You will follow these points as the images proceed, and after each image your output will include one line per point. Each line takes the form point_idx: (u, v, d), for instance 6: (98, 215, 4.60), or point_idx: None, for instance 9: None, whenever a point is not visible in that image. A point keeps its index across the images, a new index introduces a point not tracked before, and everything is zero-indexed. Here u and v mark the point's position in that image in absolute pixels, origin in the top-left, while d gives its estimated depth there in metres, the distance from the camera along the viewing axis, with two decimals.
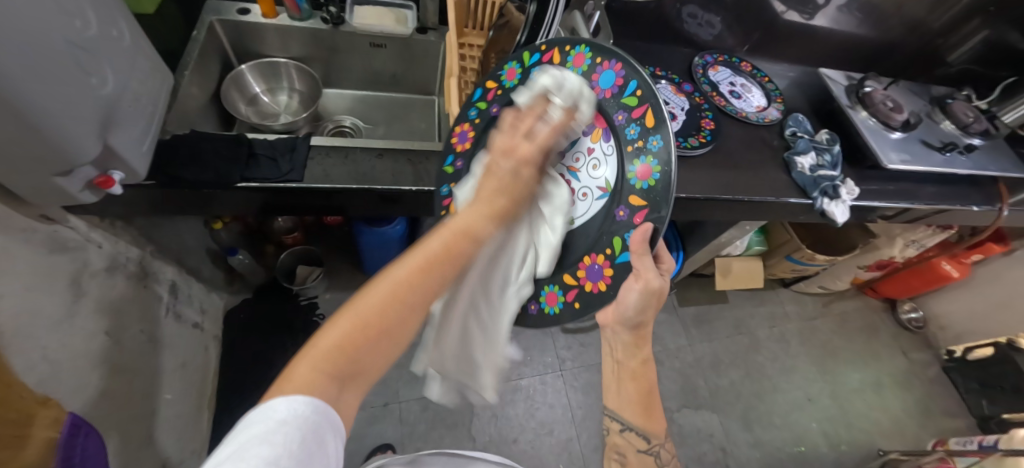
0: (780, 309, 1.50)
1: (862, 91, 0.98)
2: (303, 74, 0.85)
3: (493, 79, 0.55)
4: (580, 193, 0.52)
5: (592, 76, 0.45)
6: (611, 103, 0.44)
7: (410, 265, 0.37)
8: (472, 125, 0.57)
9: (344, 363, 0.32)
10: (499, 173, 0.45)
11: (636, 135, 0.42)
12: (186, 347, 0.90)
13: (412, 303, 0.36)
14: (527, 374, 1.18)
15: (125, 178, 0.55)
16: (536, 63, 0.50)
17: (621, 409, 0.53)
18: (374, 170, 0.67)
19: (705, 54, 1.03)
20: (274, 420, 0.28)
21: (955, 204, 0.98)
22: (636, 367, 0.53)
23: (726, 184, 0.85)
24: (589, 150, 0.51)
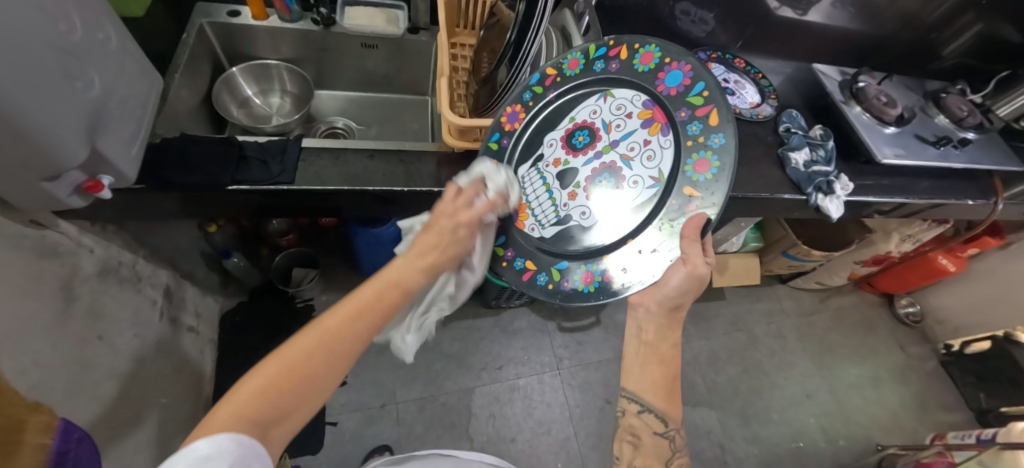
0: (777, 305, 1.50)
1: (856, 87, 0.98)
2: (294, 75, 0.85)
3: (555, 65, 0.58)
4: (629, 180, 0.54)
5: (659, 73, 0.52)
6: (674, 100, 0.50)
7: (337, 316, 0.39)
8: (527, 108, 0.60)
9: (265, 412, 0.34)
10: (433, 232, 0.47)
11: (695, 132, 0.48)
12: (181, 351, 0.90)
13: (340, 353, 0.38)
14: (525, 374, 1.18)
15: (114, 182, 0.55)
16: (602, 56, 0.56)
17: (641, 390, 0.51)
18: (366, 172, 0.67)
19: (698, 51, 1.02)
20: (197, 458, 0.29)
21: (950, 198, 0.98)
22: (665, 350, 0.51)
23: None
24: (644, 141, 0.53)
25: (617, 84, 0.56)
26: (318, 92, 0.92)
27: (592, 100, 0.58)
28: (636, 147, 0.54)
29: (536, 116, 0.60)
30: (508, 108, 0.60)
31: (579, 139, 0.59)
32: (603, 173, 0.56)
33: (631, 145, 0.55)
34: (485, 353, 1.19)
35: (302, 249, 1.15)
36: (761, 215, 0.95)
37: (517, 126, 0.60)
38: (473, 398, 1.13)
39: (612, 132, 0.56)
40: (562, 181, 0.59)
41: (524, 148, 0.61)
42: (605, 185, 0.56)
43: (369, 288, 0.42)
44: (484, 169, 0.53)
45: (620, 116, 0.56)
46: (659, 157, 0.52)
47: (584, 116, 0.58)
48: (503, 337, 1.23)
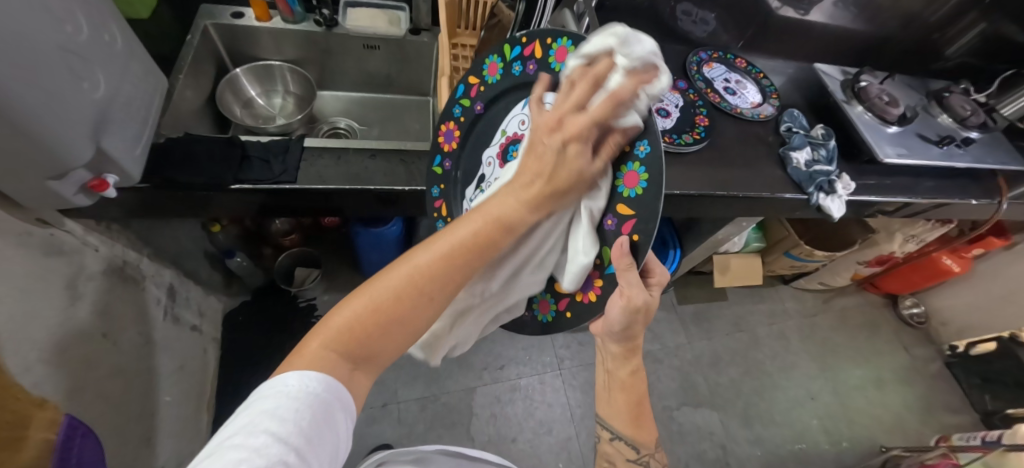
0: (780, 306, 1.49)
1: (857, 86, 0.98)
2: (297, 76, 0.86)
3: (475, 73, 0.51)
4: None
5: None
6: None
7: (431, 254, 0.38)
8: (458, 125, 0.54)
9: (356, 348, 0.35)
10: (541, 150, 0.37)
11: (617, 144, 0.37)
12: (184, 350, 0.90)
13: (429, 293, 0.37)
14: (526, 374, 1.18)
15: (118, 181, 0.55)
16: (519, 58, 0.46)
17: (612, 420, 0.57)
18: (367, 171, 0.67)
19: (700, 51, 1.03)
20: (287, 391, 0.30)
21: (953, 198, 0.98)
22: (626, 378, 0.55)
23: (721, 181, 0.84)
24: None
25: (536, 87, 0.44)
26: (321, 92, 0.93)
27: (518, 108, 0.46)
28: None
29: (466, 130, 0.54)
30: (443, 127, 0.56)
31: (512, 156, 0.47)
32: None
33: None
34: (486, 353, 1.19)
35: (306, 250, 1.14)
36: (763, 215, 0.95)
37: (455, 147, 0.55)
38: (474, 398, 1.13)
39: None
40: None
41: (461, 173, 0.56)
42: None
43: (465, 228, 0.39)
44: (607, 41, 0.33)
45: None
46: None
47: (513, 128, 0.47)
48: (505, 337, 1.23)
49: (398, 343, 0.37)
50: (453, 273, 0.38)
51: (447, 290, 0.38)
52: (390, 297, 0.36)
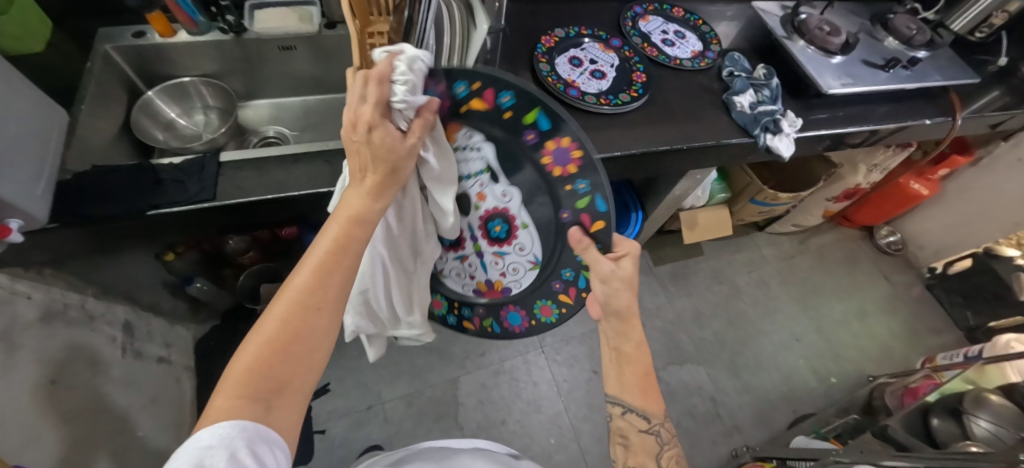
0: (758, 253, 1.48)
1: (797, 20, 0.95)
2: (215, 90, 0.83)
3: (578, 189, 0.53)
4: (491, 256, 0.70)
5: (569, 283, 0.63)
6: (551, 283, 0.65)
7: (302, 274, 0.39)
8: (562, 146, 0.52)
9: (259, 385, 0.35)
10: (357, 151, 0.44)
11: (584, 281, 0.61)
12: (152, 383, 0.89)
13: (316, 304, 0.39)
14: (510, 356, 1.18)
15: (24, 224, 0.53)
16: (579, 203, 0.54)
17: (621, 395, 0.59)
18: (289, 178, 0.65)
19: (634, 6, 1.00)
20: (200, 447, 0.32)
21: (906, 120, 0.96)
22: (631, 351, 0.57)
23: (665, 136, 0.82)
24: (518, 259, 0.68)
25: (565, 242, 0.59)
26: (248, 103, 0.90)
27: (545, 222, 0.61)
28: (514, 252, 0.68)
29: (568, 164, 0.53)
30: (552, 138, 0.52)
31: (498, 227, 0.67)
32: (494, 220, 0.67)
33: (513, 249, 0.68)
34: (465, 342, 1.19)
35: (267, 265, 1.11)
36: (715, 166, 0.93)
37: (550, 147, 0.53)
38: (459, 387, 1.13)
39: (516, 240, 0.67)
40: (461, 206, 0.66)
41: (516, 146, 0.55)
42: (497, 230, 0.67)
43: (328, 235, 0.42)
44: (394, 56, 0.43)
45: (522, 247, 0.67)
46: (509, 270, 0.70)
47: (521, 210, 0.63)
48: None
49: (309, 362, 0.38)
50: (333, 281, 0.40)
51: (337, 296, 0.40)
52: (277, 328, 0.37)
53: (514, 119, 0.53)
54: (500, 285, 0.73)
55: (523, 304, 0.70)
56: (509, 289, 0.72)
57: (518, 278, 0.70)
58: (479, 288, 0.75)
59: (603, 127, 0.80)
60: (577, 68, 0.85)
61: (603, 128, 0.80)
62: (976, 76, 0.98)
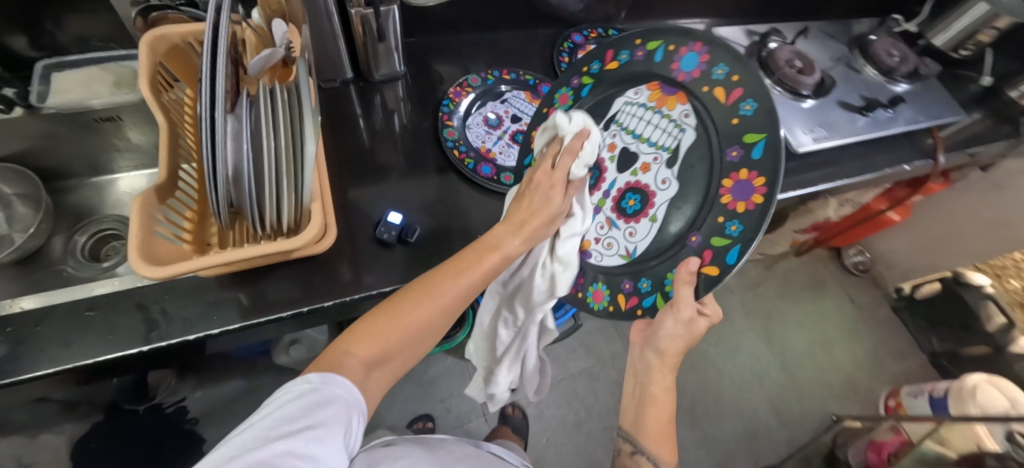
0: (722, 283, 1.38)
1: (764, 53, 0.81)
2: (8, 173, 0.62)
3: (722, 212, 0.40)
4: (601, 232, 0.55)
5: (635, 297, 0.49)
6: (626, 272, 0.50)
7: (444, 275, 0.44)
8: (748, 173, 0.38)
9: (373, 353, 0.40)
10: (521, 204, 0.48)
11: (649, 304, 0.47)
12: None
13: (438, 298, 0.43)
14: (448, 428, 1.06)
15: None
16: (723, 227, 0.40)
17: (642, 437, 0.52)
18: (86, 335, 0.48)
19: (573, 33, 0.83)
20: (308, 386, 0.36)
21: (883, 167, 0.84)
22: (658, 395, 0.52)
23: None
24: (621, 233, 0.53)
25: (682, 254, 0.44)
26: (104, 178, 0.72)
27: (682, 221, 0.46)
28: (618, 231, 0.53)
29: (717, 207, 0.41)
30: (744, 173, 0.38)
31: (630, 204, 0.52)
32: (628, 193, 0.53)
33: (629, 227, 0.52)
34: (398, 414, 1.06)
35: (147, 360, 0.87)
36: None
37: (738, 177, 0.39)
38: None
39: (639, 224, 0.51)
40: (621, 166, 0.54)
41: (703, 141, 0.44)
42: (632, 206, 0.52)
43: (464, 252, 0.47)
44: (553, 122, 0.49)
45: (627, 231, 0.52)
46: (608, 246, 0.53)
47: (659, 190, 0.49)
48: (418, 390, 1.08)
49: (418, 344, 0.44)
50: (461, 293, 0.44)
51: (457, 301, 0.44)
52: (403, 308, 0.42)
53: (728, 123, 0.41)
54: (585, 248, 0.55)
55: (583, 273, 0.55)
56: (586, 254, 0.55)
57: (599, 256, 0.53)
58: None
59: None
60: (493, 130, 0.70)
61: None
62: (961, 112, 0.87)
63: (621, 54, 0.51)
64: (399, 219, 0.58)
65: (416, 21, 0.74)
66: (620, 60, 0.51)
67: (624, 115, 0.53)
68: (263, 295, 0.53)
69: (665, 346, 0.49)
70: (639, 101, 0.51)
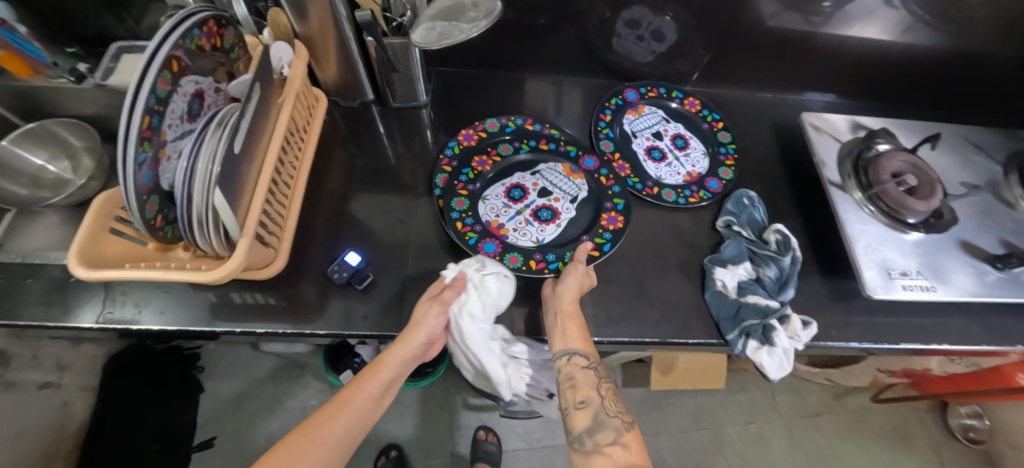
0: (767, 398, 1.15)
1: (864, 158, 0.63)
2: (71, 127, 0.72)
3: (597, 225, 0.60)
4: (515, 226, 0.60)
5: (539, 262, 0.57)
6: (536, 249, 0.58)
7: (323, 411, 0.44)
8: (621, 215, 0.61)
9: None
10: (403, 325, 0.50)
11: (555, 267, 0.57)
12: (33, 411, 0.85)
13: (324, 429, 0.43)
14: (414, 457, 1.02)
15: None
16: (602, 239, 0.59)
17: (569, 343, 0.49)
18: (60, 299, 0.53)
19: (629, 88, 0.73)
20: None
21: (1011, 342, 0.61)
22: (569, 307, 0.50)
23: (605, 310, 0.57)
24: (531, 228, 0.60)
25: (569, 246, 0.59)
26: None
27: (578, 232, 0.60)
28: (523, 225, 0.60)
29: (594, 224, 0.61)
30: (609, 213, 0.61)
31: (543, 214, 0.61)
32: (542, 209, 0.62)
33: (538, 226, 0.60)
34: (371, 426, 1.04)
35: None
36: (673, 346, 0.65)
37: (618, 228, 0.60)
38: None
39: (548, 226, 0.60)
40: (538, 196, 0.63)
41: (592, 191, 0.63)
42: (544, 216, 0.61)
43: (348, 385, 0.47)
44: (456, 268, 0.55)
45: (535, 230, 0.60)
46: (523, 233, 0.60)
47: (562, 212, 0.62)
48: (395, 408, 1.06)
49: None
50: (348, 425, 0.44)
51: (342, 430, 0.43)
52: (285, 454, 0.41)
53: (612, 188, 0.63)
54: (503, 233, 0.59)
55: (503, 243, 0.58)
56: (501, 233, 0.59)
57: (520, 241, 0.58)
58: (484, 221, 0.60)
59: None
60: (510, 202, 0.62)
61: None
62: None
63: (552, 141, 0.67)
64: (355, 260, 0.56)
65: (459, 51, 0.72)
66: (547, 143, 0.67)
67: (541, 170, 0.65)
68: (219, 300, 0.54)
69: (564, 288, 0.51)
70: (555, 169, 0.65)
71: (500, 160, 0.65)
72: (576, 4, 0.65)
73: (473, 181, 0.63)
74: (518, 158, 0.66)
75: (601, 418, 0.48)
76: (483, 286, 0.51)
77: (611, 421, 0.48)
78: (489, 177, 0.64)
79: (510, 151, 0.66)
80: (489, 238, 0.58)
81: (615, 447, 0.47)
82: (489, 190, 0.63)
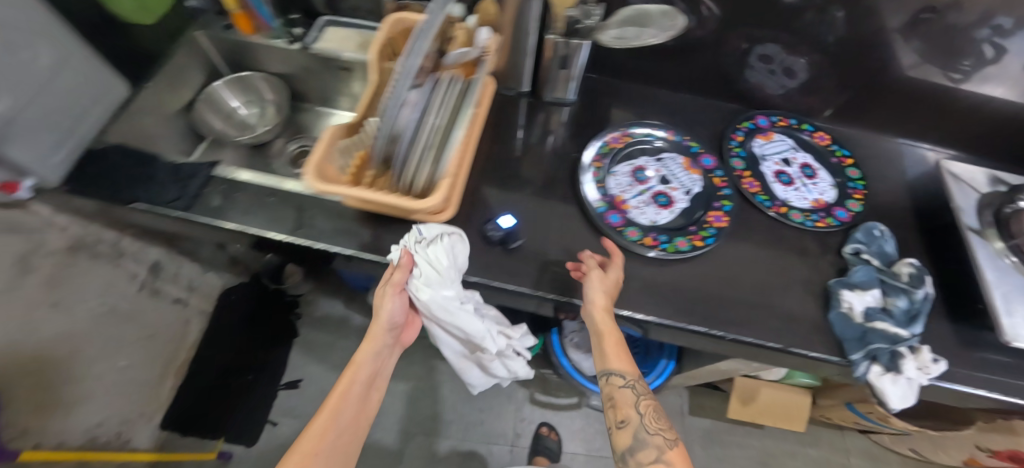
0: (842, 460, 1.09)
1: (1005, 209, 0.63)
2: (272, 84, 0.85)
3: (705, 219, 0.64)
4: (636, 203, 0.65)
5: (653, 241, 0.61)
6: (652, 229, 0.62)
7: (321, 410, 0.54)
8: (726, 216, 0.65)
9: None
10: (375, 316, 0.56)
11: (666, 247, 0.61)
12: (159, 321, 0.97)
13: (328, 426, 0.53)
14: (475, 438, 1.05)
15: (36, 186, 0.60)
16: (708, 232, 0.63)
17: (609, 362, 0.54)
18: (259, 212, 0.62)
19: (760, 115, 0.78)
20: None
21: None
22: (604, 327, 0.53)
23: (727, 310, 0.60)
24: (649, 208, 0.65)
25: (679, 232, 0.63)
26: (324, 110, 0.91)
27: (690, 222, 0.64)
28: (642, 204, 0.65)
29: (701, 218, 0.64)
30: (714, 211, 0.65)
31: (660, 198, 0.66)
32: (660, 194, 0.66)
33: (656, 208, 0.65)
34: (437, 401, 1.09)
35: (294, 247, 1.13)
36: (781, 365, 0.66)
37: (722, 226, 0.64)
38: (408, 447, 1.04)
39: (665, 210, 0.65)
40: (659, 181, 0.67)
41: (706, 189, 0.67)
42: (661, 200, 0.66)
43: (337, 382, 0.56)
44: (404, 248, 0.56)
45: (653, 211, 0.64)
46: (642, 212, 0.64)
47: (677, 201, 0.66)
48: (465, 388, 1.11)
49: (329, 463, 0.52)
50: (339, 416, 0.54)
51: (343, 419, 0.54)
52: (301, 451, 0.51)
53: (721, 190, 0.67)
54: (625, 208, 0.64)
55: (624, 217, 0.63)
56: (623, 206, 0.64)
57: (640, 219, 0.63)
58: (611, 194, 0.66)
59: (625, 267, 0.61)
60: (637, 184, 0.67)
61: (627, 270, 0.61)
62: None
63: (679, 135, 0.72)
64: (509, 223, 0.61)
65: (606, 61, 0.79)
66: (674, 137, 0.72)
67: (664, 159, 0.70)
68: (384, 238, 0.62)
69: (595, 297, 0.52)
70: (678, 162, 0.70)
71: (630, 144, 0.71)
72: (722, 33, 0.71)
73: (607, 155, 0.70)
74: (647, 145, 0.71)
75: (642, 436, 0.51)
76: (428, 257, 0.52)
77: (652, 439, 0.51)
78: (620, 157, 0.70)
79: (639, 137, 0.72)
80: (614, 211, 0.64)
81: (659, 465, 0.49)
82: (618, 168, 0.69)
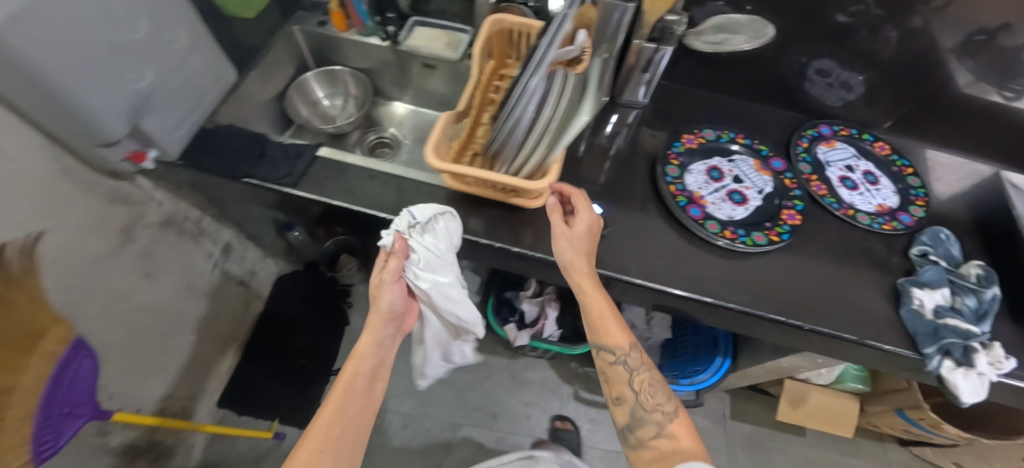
0: None
1: None
2: (358, 81, 0.90)
3: (779, 218, 0.68)
4: (713, 199, 0.69)
5: (732, 234, 0.65)
6: (730, 224, 0.66)
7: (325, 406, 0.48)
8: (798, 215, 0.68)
9: None
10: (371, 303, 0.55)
11: (745, 240, 0.65)
12: (223, 300, 1.01)
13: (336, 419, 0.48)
14: (521, 431, 1.07)
15: (158, 156, 0.65)
16: (784, 229, 0.66)
17: (600, 337, 0.54)
18: (361, 190, 0.66)
19: (823, 124, 0.82)
20: None
21: None
22: (592, 302, 0.53)
23: (801, 302, 0.63)
24: (727, 204, 0.68)
25: (756, 227, 0.66)
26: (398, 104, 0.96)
27: (765, 219, 0.68)
28: (719, 200, 0.69)
29: (775, 216, 0.68)
30: (787, 210, 0.69)
31: (736, 195, 0.69)
32: (735, 192, 0.70)
33: (733, 204, 0.68)
34: (484, 393, 1.11)
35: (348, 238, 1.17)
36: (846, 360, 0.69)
37: (796, 224, 0.68)
38: (455, 436, 1.06)
39: (742, 207, 0.68)
40: (733, 180, 0.71)
41: (778, 189, 0.71)
42: (737, 197, 0.69)
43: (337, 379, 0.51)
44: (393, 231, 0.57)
45: (730, 207, 0.68)
46: (719, 207, 0.68)
47: (752, 199, 0.69)
48: (511, 382, 1.13)
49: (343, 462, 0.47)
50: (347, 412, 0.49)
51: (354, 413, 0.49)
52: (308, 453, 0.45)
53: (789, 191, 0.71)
54: (703, 203, 0.68)
55: (703, 211, 0.67)
56: (701, 201, 0.68)
57: (719, 214, 0.67)
58: (688, 189, 0.69)
59: (704, 258, 0.64)
60: (712, 181, 0.71)
61: (706, 260, 0.64)
62: None
63: (748, 139, 0.76)
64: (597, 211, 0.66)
65: (675, 68, 0.84)
66: (743, 140, 0.77)
67: (736, 159, 0.74)
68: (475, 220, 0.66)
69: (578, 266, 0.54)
70: (749, 163, 0.73)
71: (703, 144, 0.75)
72: (790, 46, 0.75)
73: (682, 154, 0.74)
74: (718, 146, 0.75)
75: (639, 414, 0.51)
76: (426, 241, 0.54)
77: (652, 416, 0.50)
78: (694, 155, 0.74)
79: (711, 139, 0.76)
80: (693, 205, 0.67)
81: (663, 439, 0.48)
82: (693, 166, 0.73)
